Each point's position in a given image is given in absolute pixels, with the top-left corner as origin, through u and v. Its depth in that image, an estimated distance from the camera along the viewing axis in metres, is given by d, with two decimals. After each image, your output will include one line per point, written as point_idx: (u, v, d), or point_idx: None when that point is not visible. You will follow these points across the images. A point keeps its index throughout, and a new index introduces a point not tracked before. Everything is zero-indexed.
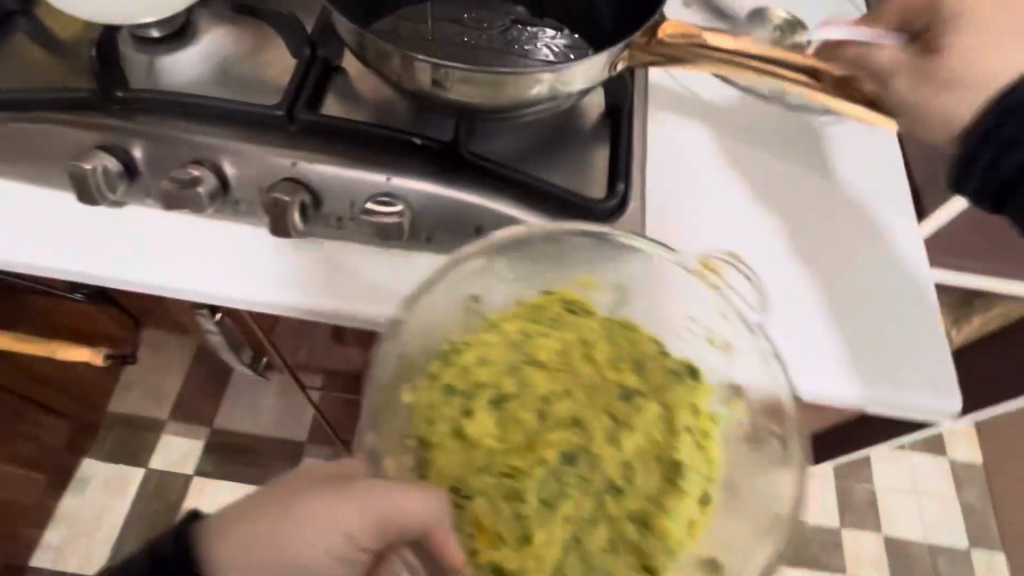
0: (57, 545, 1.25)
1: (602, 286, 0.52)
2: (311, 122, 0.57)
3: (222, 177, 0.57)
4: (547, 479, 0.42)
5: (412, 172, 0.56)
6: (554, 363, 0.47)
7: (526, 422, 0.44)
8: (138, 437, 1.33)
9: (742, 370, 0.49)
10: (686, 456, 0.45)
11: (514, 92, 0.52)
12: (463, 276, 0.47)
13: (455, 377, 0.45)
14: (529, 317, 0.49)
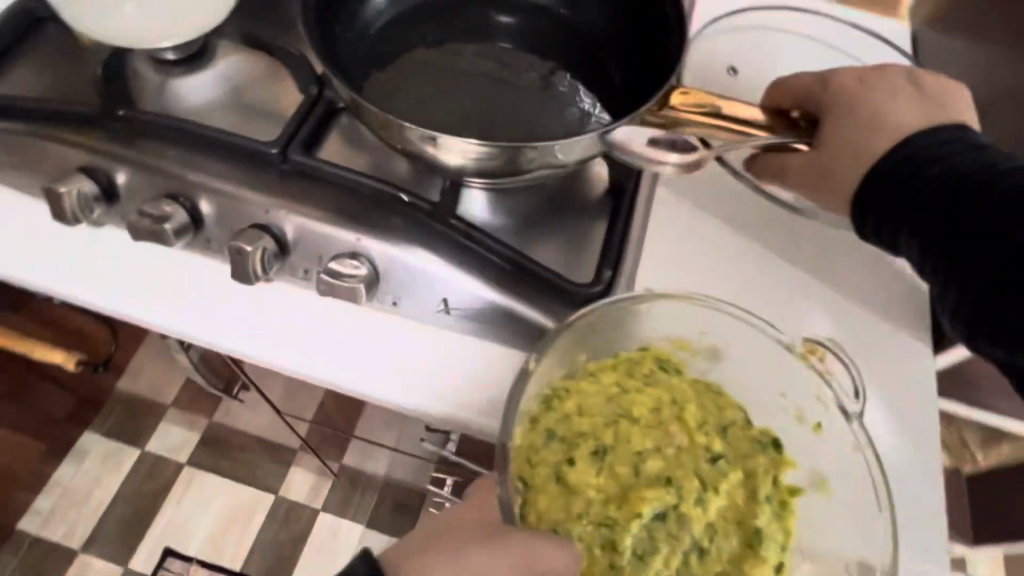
0: (46, 512, 1.29)
1: (697, 347, 0.48)
2: (305, 166, 0.49)
3: (196, 214, 0.48)
4: (642, 535, 0.39)
5: (391, 234, 0.48)
6: (654, 418, 0.43)
7: (622, 476, 0.40)
8: (139, 417, 1.37)
9: (841, 470, 0.44)
10: (770, 533, 0.40)
11: (511, 158, 0.45)
12: (576, 334, 0.44)
13: (557, 423, 0.42)
14: (620, 369, 0.45)
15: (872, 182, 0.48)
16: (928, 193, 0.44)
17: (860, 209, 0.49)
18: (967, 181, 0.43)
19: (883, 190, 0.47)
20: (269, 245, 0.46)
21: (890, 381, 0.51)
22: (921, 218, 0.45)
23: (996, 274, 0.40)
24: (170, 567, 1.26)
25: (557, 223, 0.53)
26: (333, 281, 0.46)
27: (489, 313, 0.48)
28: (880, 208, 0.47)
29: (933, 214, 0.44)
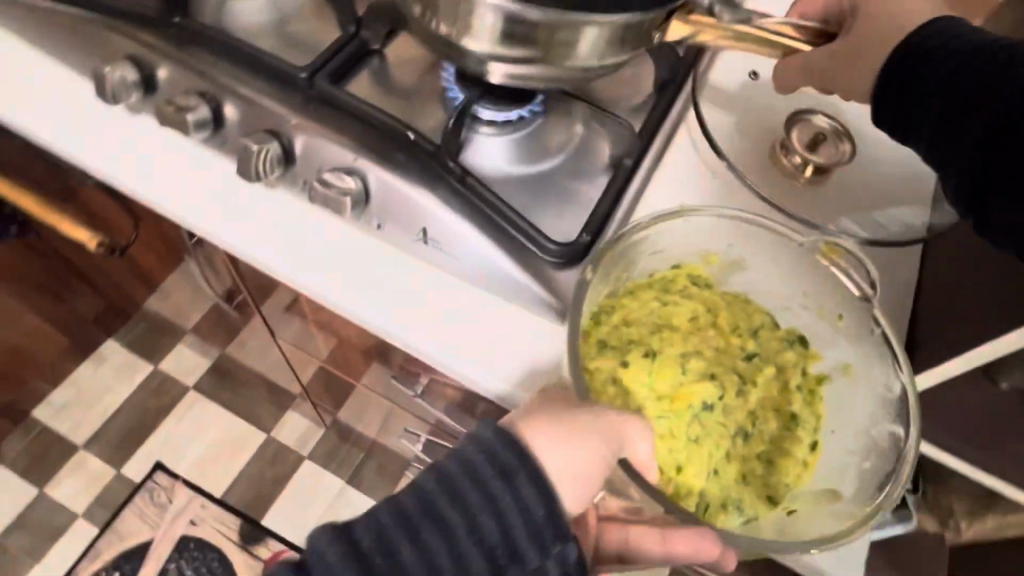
0: (59, 405, 1.36)
1: (725, 260, 0.52)
2: (328, 93, 0.52)
3: (218, 114, 0.52)
4: (695, 426, 0.44)
5: (389, 161, 0.50)
6: (692, 325, 0.48)
7: (672, 373, 0.45)
8: (159, 335, 1.44)
9: (861, 354, 0.48)
10: (804, 416, 0.47)
11: (558, 38, 0.43)
12: (628, 245, 0.48)
13: (608, 334, 0.46)
14: (657, 286, 0.50)
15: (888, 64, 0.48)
16: (948, 60, 0.45)
17: (880, 105, 0.49)
18: (985, 51, 0.44)
19: (904, 68, 0.47)
20: (273, 149, 0.50)
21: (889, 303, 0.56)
22: (944, 84, 0.45)
23: (996, 132, 0.43)
24: (156, 480, 1.30)
25: (551, 185, 0.54)
26: (325, 190, 0.49)
27: (465, 253, 0.50)
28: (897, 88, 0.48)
29: (954, 79, 0.45)
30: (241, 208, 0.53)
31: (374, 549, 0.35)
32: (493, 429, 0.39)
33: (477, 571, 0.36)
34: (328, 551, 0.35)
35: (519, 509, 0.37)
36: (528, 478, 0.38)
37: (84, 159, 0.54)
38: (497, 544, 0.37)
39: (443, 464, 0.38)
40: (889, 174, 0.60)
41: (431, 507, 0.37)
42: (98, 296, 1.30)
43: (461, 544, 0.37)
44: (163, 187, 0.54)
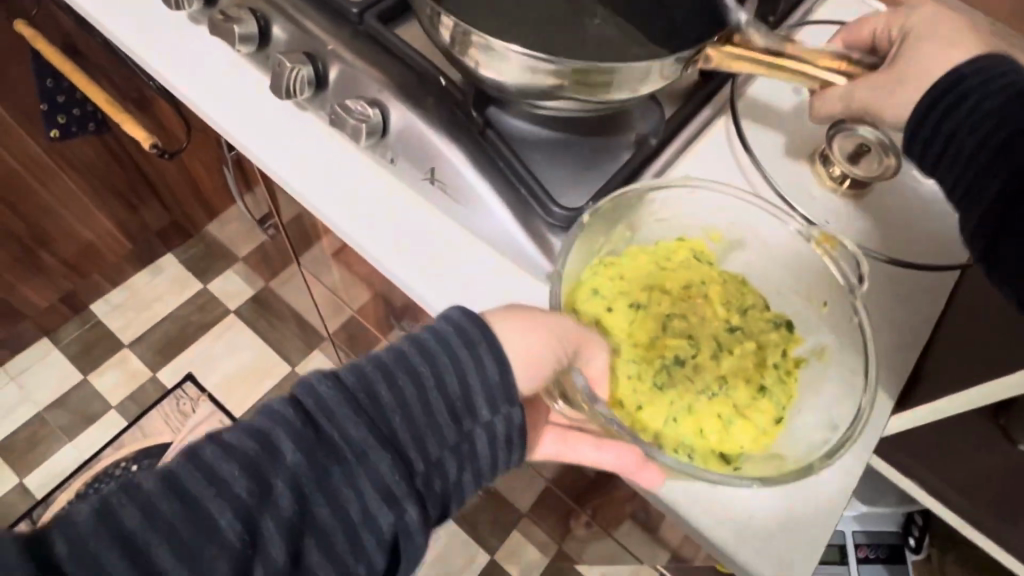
0: (115, 304, 1.47)
1: (727, 241, 0.51)
2: (375, 31, 0.53)
3: (267, 32, 0.55)
4: (663, 374, 0.44)
5: (412, 100, 0.51)
6: (683, 291, 0.47)
7: (649, 326, 0.45)
8: (213, 259, 1.53)
9: (841, 344, 0.47)
10: (774, 392, 0.44)
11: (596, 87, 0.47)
12: (621, 206, 0.48)
13: (606, 284, 0.47)
14: (658, 253, 0.49)
15: (940, 93, 0.44)
16: (997, 100, 0.42)
17: (911, 140, 0.46)
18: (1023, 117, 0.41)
19: (949, 102, 0.44)
20: (305, 70, 0.52)
21: (907, 320, 0.52)
22: (984, 128, 0.42)
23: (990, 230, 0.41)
24: (185, 389, 1.41)
25: (571, 154, 0.53)
26: (343, 115, 0.51)
27: (467, 194, 0.51)
28: (933, 125, 0.45)
29: (1003, 122, 0.42)
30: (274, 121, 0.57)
31: (357, 387, 0.39)
32: (464, 312, 0.42)
33: (437, 412, 0.40)
34: (323, 385, 0.39)
35: (478, 375, 0.41)
36: (489, 351, 0.41)
37: (145, 57, 0.58)
38: (457, 400, 0.41)
39: (419, 331, 0.42)
40: (931, 199, 0.56)
41: (407, 362, 0.40)
42: (163, 210, 1.39)
43: (429, 395, 0.40)
44: (209, 91, 0.57)
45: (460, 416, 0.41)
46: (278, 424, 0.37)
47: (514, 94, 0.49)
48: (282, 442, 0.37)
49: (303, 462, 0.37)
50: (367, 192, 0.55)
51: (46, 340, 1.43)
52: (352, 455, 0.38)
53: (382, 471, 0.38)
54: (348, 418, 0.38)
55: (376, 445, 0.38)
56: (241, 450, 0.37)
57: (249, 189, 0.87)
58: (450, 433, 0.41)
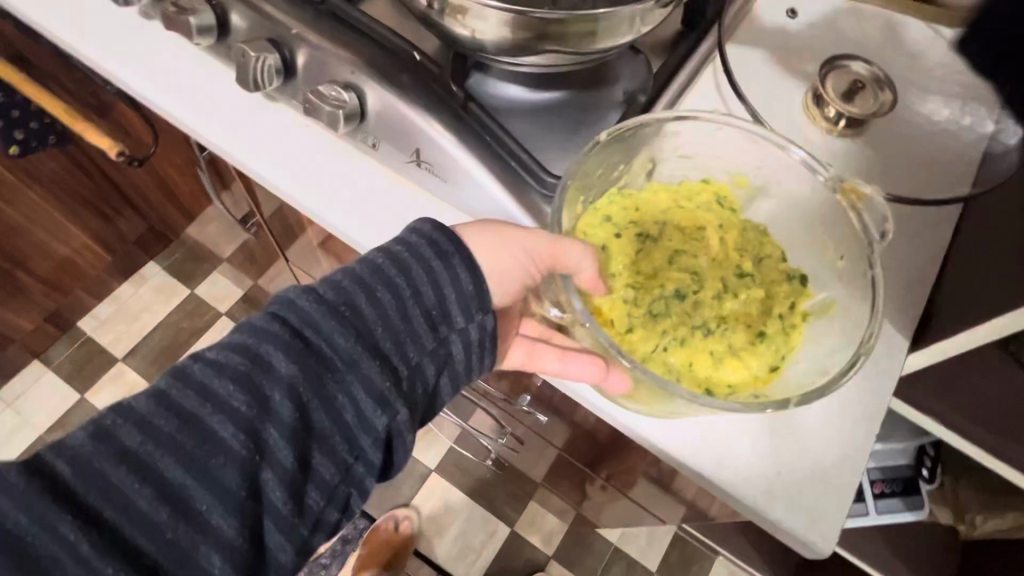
0: (102, 318, 1.44)
1: (755, 190, 0.47)
2: (339, 9, 0.50)
3: (224, 22, 0.51)
4: (660, 301, 0.39)
5: (390, 81, 0.48)
6: (695, 232, 0.43)
7: (654, 258, 0.41)
8: (198, 262, 1.49)
9: (851, 296, 0.42)
10: (773, 341, 0.40)
11: (586, 39, 0.45)
12: (647, 139, 0.45)
13: (616, 211, 0.44)
14: (678, 193, 0.45)
15: None
16: None
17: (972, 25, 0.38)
18: None
19: None
20: (272, 59, 0.49)
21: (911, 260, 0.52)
22: None
23: None
24: None
25: (559, 118, 0.52)
26: (318, 101, 0.48)
27: (455, 174, 0.49)
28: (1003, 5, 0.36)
29: None
30: (245, 117, 0.54)
31: (337, 300, 0.40)
32: (434, 226, 0.43)
33: (416, 324, 0.42)
34: (305, 301, 0.40)
35: (453, 286, 0.42)
36: (461, 259, 0.42)
37: (101, 62, 0.55)
38: (433, 308, 0.42)
39: (390, 246, 0.42)
40: (928, 131, 0.55)
41: (384, 275, 0.41)
42: (140, 217, 1.34)
43: (408, 305, 0.41)
44: (174, 91, 0.54)
45: (439, 320, 0.42)
46: (267, 339, 0.38)
47: (492, 51, 0.47)
48: (273, 355, 0.38)
49: (296, 372, 0.38)
50: (355, 182, 0.53)
51: (37, 362, 1.40)
52: (341, 363, 0.39)
53: (370, 375, 0.39)
54: (333, 328, 0.39)
55: (364, 353, 0.40)
56: (232, 366, 0.37)
57: (226, 189, 0.84)
58: (429, 339, 0.42)
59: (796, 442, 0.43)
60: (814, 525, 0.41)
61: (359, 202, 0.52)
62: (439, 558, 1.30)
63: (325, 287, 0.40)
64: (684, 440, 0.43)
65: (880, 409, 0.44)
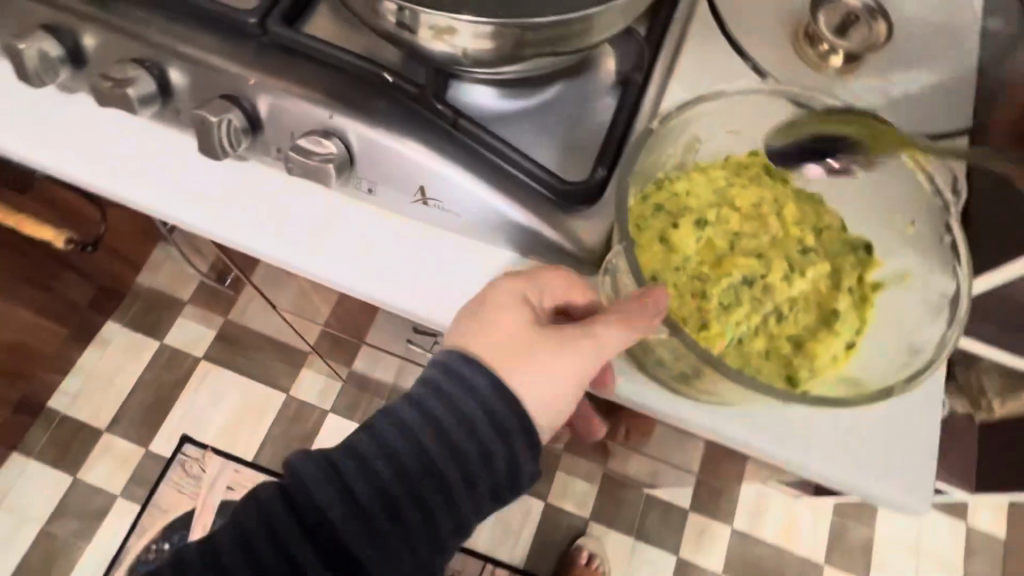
0: (74, 392, 1.31)
1: None
2: (285, 39, 0.44)
3: (164, 83, 0.45)
4: (731, 292, 0.37)
5: (373, 119, 0.43)
6: (755, 212, 0.40)
7: (717, 245, 0.39)
8: (158, 310, 1.37)
9: (927, 264, 0.41)
10: (847, 317, 0.39)
11: (576, 32, 0.41)
12: (689, 119, 0.42)
13: (664, 199, 0.40)
14: (730, 167, 0.42)
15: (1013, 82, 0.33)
16: None
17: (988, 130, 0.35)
18: None
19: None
20: (236, 119, 0.44)
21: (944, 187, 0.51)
22: None
23: None
24: (186, 453, 1.26)
25: (556, 115, 0.48)
26: (303, 159, 0.44)
27: (469, 205, 0.45)
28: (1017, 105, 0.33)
29: None
30: (212, 185, 0.50)
31: (364, 468, 0.38)
32: (467, 364, 0.39)
33: (452, 486, 0.38)
34: (333, 470, 0.38)
35: (488, 441, 0.38)
36: (523, 440, 0.38)
37: (40, 159, 0.50)
38: (468, 468, 0.38)
39: (421, 397, 0.39)
40: (920, 48, 0.54)
41: (415, 433, 0.38)
42: (84, 280, 1.23)
43: (440, 466, 0.38)
44: (129, 173, 0.49)
45: (480, 505, 0.39)
46: (293, 507, 0.38)
47: (474, 63, 0.43)
48: (296, 540, 0.37)
49: (318, 563, 0.37)
50: (351, 231, 0.49)
51: (16, 455, 1.26)
52: (366, 537, 0.37)
53: (393, 567, 0.38)
54: (365, 518, 0.37)
55: (391, 544, 0.38)
56: (263, 533, 0.38)
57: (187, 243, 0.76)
58: (463, 501, 0.38)
59: (867, 417, 0.42)
60: (909, 494, 0.41)
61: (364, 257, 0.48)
62: (481, 546, 1.22)
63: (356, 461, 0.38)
64: (755, 426, 0.42)
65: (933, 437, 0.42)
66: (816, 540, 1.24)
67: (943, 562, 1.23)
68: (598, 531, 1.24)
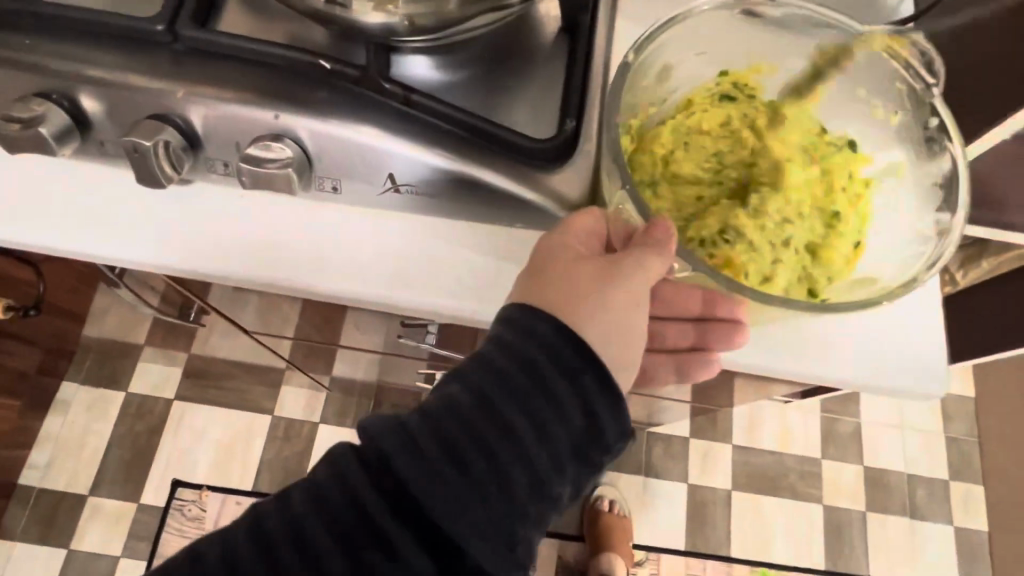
0: (44, 465, 1.23)
1: (776, 68, 0.47)
2: (199, 41, 0.40)
3: (78, 114, 0.41)
4: (744, 216, 0.39)
5: (325, 112, 0.40)
6: (725, 130, 0.41)
7: (712, 171, 0.40)
8: (115, 360, 1.30)
9: (913, 152, 0.44)
10: (849, 216, 0.41)
11: None
12: (656, 51, 0.43)
13: (653, 138, 0.42)
14: (705, 94, 0.44)
15: None
16: None
17: None
18: None
19: None
20: (173, 138, 0.40)
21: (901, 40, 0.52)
22: None
23: None
24: (181, 497, 1.21)
25: (507, 71, 0.45)
26: (255, 168, 0.40)
27: (444, 185, 0.42)
28: None
29: None
30: (159, 211, 0.46)
31: (427, 427, 0.34)
32: (522, 305, 0.37)
33: (522, 432, 0.35)
34: (393, 429, 0.34)
35: (559, 378, 0.35)
36: (592, 375, 0.36)
37: None
38: (540, 411, 0.35)
39: (480, 348, 0.37)
40: None
41: (478, 384, 0.35)
42: (31, 346, 1.13)
43: (509, 412, 0.35)
44: (60, 218, 0.45)
45: (560, 462, 0.36)
46: (352, 470, 0.34)
47: (416, 30, 0.40)
48: (362, 488, 0.34)
49: (387, 516, 0.33)
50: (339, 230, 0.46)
51: None
52: (433, 493, 0.33)
53: (467, 522, 0.33)
54: (434, 469, 0.33)
55: (459, 496, 0.33)
56: (321, 503, 0.34)
57: (138, 289, 0.71)
58: (537, 450, 0.35)
59: (873, 321, 0.45)
60: (919, 383, 0.43)
61: (369, 248, 0.46)
62: None
63: (422, 420, 0.35)
64: (768, 344, 0.44)
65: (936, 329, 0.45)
66: (812, 438, 1.30)
67: (924, 432, 1.31)
68: (608, 478, 1.26)
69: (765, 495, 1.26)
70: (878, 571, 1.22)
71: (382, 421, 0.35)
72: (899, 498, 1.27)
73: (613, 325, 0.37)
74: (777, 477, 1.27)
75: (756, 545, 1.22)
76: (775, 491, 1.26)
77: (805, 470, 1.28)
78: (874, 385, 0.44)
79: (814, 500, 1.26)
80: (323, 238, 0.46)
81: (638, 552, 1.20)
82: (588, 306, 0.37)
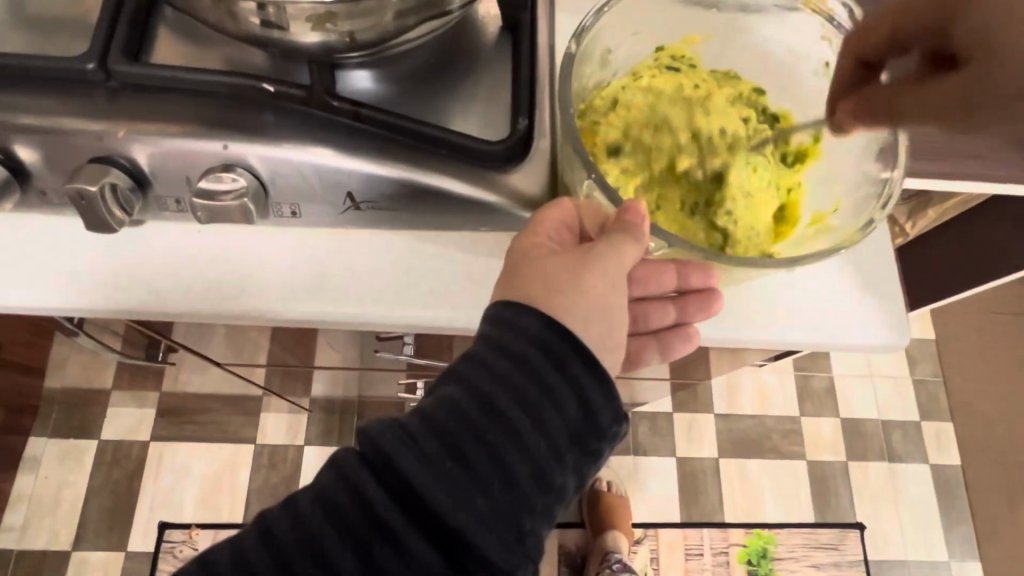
0: (21, 525, 1.18)
1: (710, 38, 0.49)
2: (134, 78, 0.38)
3: (15, 165, 0.40)
4: (693, 178, 0.41)
5: (275, 135, 0.39)
6: (667, 98, 0.44)
7: (663, 136, 0.42)
8: (83, 408, 1.25)
9: None
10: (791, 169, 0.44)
11: None
12: (596, 37, 0.45)
13: (603, 111, 0.43)
14: (647, 67, 0.46)
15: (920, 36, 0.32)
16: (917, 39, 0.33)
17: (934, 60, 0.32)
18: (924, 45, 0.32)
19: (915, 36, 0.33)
20: (119, 179, 0.39)
21: None
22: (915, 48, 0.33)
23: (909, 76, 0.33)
24: (170, 538, 1.18)
25: (453, 75, 0.45)
26: (209, 202, 0.40)
27: (403, 196, 0.42)
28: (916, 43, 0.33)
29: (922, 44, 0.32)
30: (114, 252, 0.44)
31: (425, 427, 0.35)
32: (509, 302, 0.38)
33: (519, 422, 0.35)
34: (393, 431, 0.34)
35: (555, 370, 0.36)
36: (582, 364, 0.37)
37: None
38: (537, 402, 0.35)
39: (472, 347, 0.37)
40: None
41: (472, 380, 0.36)
42: None
43: (505, 404, 0.35)
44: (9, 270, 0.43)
45: (560, 452, 0.36)
46: (355, 473, 0.34)
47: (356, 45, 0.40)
48: (369, 488, 0.33)
49: (393, 512, 0.33)
50: (309, 249, 0.46)
51: None
52: (440, 491, 0.33)
53: (474, 517, 0.33)
54: (437, 467, 0.33)
55: (463, 491, 0.33)
56: (325, 508, 0.34)
57: (103, 337, 0.68)
58: (536, 441, 0.35)
59: (835, 285, 0.47)
60: (877, 342, 0.46)
61: (338, 264, 0.46)
62: None
63: (424, 424, 0.35)
64: (735, 315, 0.46)
65: (893, 292, 0.47)
66: (788, 396, 1.34)
67: (893, 379, 1.36)
68: None
69: (750, 459, 1.29)
70: (864, 516, 1.27)
71: (382, 426, 0.35)
72: (876, 444, 1.32)
73: (590, 310, 0.38)
74: (761, 439, 1.30)
75: (749, 509, 1.25)
76: (760, 453, 1.29)
77: (786, 429, 1.32)
78: (839, 342, 0.45)
79: (796, 456, 1.30)
80: (296, 260, 0.45)
81: (636, 530, 1.22)
82: (565, 292, 0.38)
